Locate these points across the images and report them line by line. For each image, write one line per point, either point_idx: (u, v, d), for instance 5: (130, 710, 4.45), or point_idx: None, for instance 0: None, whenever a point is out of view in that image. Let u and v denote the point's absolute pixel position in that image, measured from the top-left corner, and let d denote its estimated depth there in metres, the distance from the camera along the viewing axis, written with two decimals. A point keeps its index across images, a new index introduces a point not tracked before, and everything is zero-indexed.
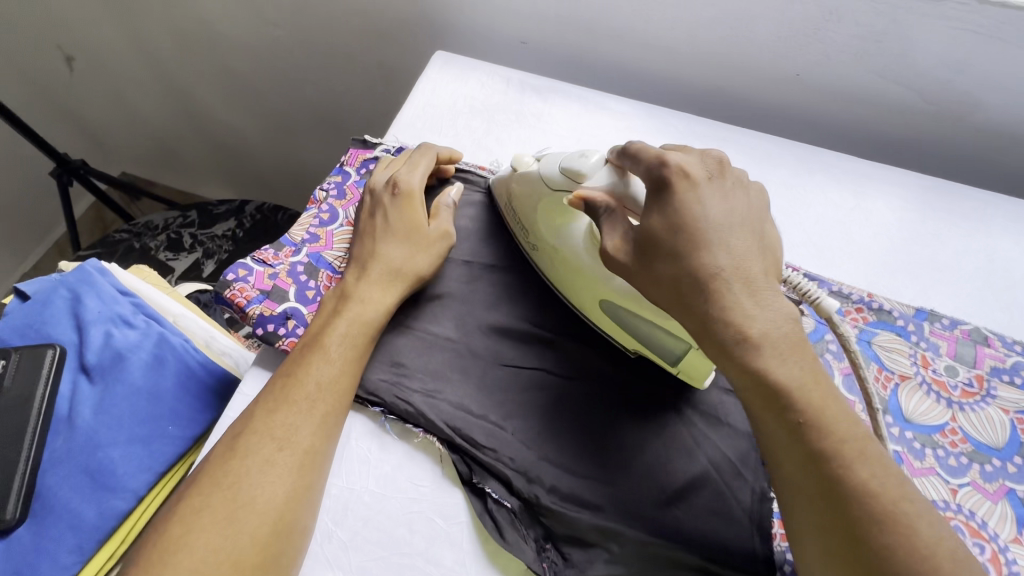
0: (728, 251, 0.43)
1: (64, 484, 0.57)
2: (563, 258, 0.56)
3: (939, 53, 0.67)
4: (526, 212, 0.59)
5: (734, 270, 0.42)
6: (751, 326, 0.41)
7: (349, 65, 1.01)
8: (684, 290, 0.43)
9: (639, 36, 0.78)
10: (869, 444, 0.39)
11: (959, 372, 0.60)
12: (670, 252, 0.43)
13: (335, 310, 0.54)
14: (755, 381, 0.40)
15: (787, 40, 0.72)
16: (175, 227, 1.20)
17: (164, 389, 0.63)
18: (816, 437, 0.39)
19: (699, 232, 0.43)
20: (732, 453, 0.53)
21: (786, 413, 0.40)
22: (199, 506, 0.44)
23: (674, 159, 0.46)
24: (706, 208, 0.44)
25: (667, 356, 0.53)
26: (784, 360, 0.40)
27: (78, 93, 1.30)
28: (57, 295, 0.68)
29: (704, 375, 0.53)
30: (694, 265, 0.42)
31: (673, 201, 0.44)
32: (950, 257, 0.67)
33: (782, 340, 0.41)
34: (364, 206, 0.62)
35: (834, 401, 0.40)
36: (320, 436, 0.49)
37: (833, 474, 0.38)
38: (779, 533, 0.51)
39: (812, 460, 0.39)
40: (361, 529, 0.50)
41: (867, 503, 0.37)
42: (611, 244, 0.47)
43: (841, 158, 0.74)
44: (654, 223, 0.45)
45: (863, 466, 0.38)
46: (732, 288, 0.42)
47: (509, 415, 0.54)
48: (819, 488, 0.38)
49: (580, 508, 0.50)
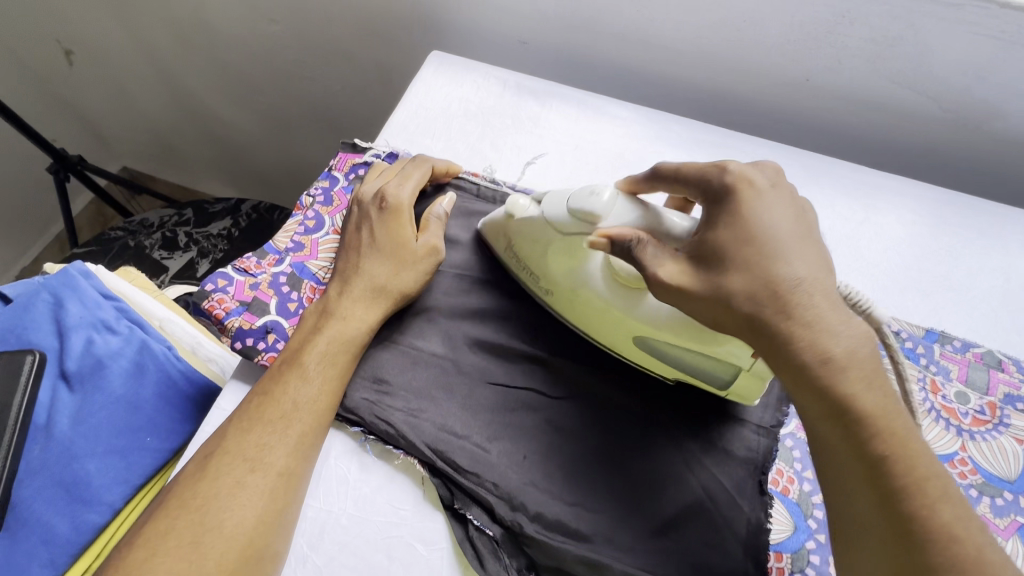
0: (804, 262, 0.41)
1: (38, 497, 0.56)
2: (584, 300, 0.52)
3: (958, 60, 0.64)
4: (533, 253, 0.55)
5: (812, 281, 0.40)
6: (835, 345, 0.38)
7: (346, 63, 0.99)
8: (761, 306, 0.40)
9: (642, 37, 0.75)
10: (950, 486, 0.37)
11: (970, 399, 0.57)
12: (742, 265, 0.41)
13: (315, 326, 0.52)
14: (831, 407, 0.38)
15: (797, 43, 0.68)
16: (170, 225, 1.19)
17: (143, 398, 0.62)
18: (900, 472, 0.36)
19: (772, 241, 0.41)
20: (727, 481, 0.50)
21: (864, 443, 0.37)
22: (165, 529, 0.42)
23: (735, 166, 0.45)
24: (773, 217, 0.42)
25: (715, 381, 0.51)
26: (871, 386, 0.38)
27: (76, 88, 1.28)
28: (39, 299, 0.66)
29: (753, 396, 0.51)
30: (771, 277, 0.40)
31: (742, 207, 0.42)
32: (965, 276, 0.64)
33: (867, 362, 0.38)
34: (351, 217, 0.60)
35: (916, 436, 0.38)
36: (295, 457, 0.47)
37: (913, 515, 0.35)
38: (775, 567, 0.49)
39: (889, 499, 0.36)
40: (338, 554, 0.48)
41: (949, 549, 0.34)
42: (664, 271, 0.43)
43: (851, 168, 0.71)
44: (722, 235, 0.42)
45: (948, 509, 0.35)
46: (814, 301, 0.39)
47: (494, 436, 0.52)
48: (895, 529, 0.36)
49: (565, 538, 0.48)
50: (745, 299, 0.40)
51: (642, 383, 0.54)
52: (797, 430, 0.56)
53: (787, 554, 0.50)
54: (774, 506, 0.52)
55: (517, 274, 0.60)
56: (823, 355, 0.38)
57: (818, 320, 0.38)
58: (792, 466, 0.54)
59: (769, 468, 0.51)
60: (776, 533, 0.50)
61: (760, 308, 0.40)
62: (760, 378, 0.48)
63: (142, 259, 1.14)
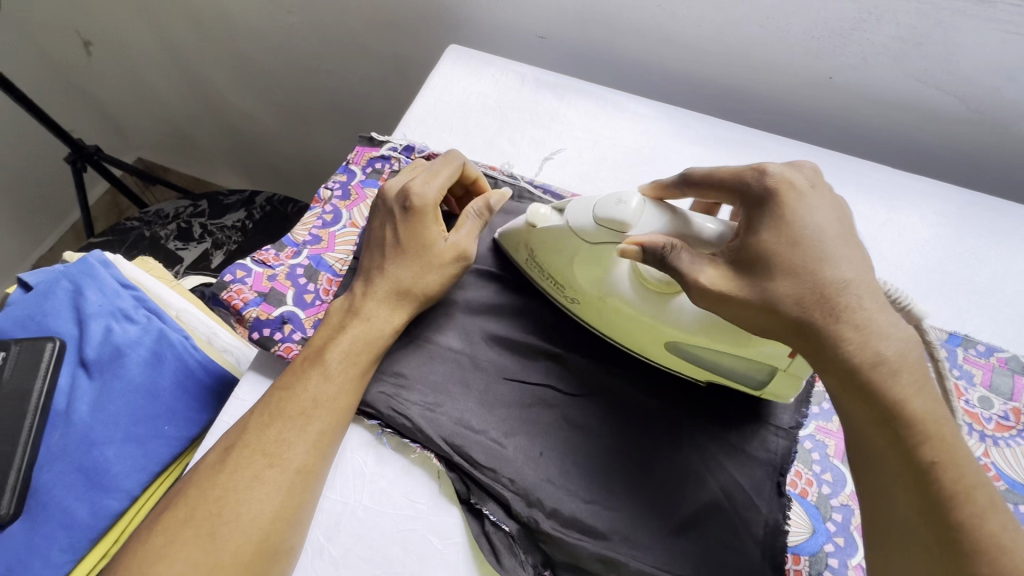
0: (850, 263, 0.40)
1: (59, 482, 0.57)
2: (611, 306, 0.51)
3: (986, 59, 0.63)
4: (557, 262, 0.54)
5: (861, 282, 0.40)
6: (886, 346, 0.38)
7: (363, 56, 0.99)
8: (808, 311, 0.39)
9: (662, 31, 0.74)
10: (996, 495, 0.37)
11: (994, 404, 0.56)
12: (788, 269, 0.40)
13: (339, 325, 0.52)
14: (881, 411, 0.38)
15: (821, 41, 0.67)
16: (186, 216, 1.20)
17: (161, 387, 0.62)
18: (950, 482, 0.37)
19: (816, 244, 0.40)
20: (745, 482, 0.50)
21: (911, 449, 0.37)
22: (184, 518, 0.43)
23: (775, 169, 0.43)
24: (817, 218, 0.41)
25: (751, 381, 0.50)
26: (921, 389, 0.38)
27: (94, 79, 1.29)
28: (59, 287, 0.67)
29: (789, 397, 0.50)
30: (819, 281, 0.39)
31: (786, 211, 0.41)
32: (989, 279, 0.63)
33: (918, 365, 0.38)
34: (376, 212, 0.58)
35: (961, 443, 0.38)
36: (314, 454, 0.47)
37: (960, 522, 0.36)
38: (792, 569, 0.49)
39: (934, 506, 0.37)
40: (354, 546, 0.48)
41: (995, 559, 0.35)
42: (707, 277, 0.42)
43: (872, 168, 0.70)
44: (766, 239, 0.41)
45: (995, 518, 0.36)
46: (862, 302, 0.39)
47: (510, 432, 0.52)
48: (939, 536, 0.36)
49: (582, 535, 0.48)
50: (793, 304, 0.39)
51: (658, 381, 0.54)
52: (815, 432, 0.55)
53: (805, 556, 0.49)
54: (792, 508, 0.51)
55: None
56: (873, 358, 0.38)
57: (867, 323, 0.38)
58: (811, 468, 0.53)
59: (788, 470, 0.51)
60: (794, 535, 0.50)
61: (807, 310, 0.39)
62: (795, 378, 0.47)
63: (158, 249, 1.15)
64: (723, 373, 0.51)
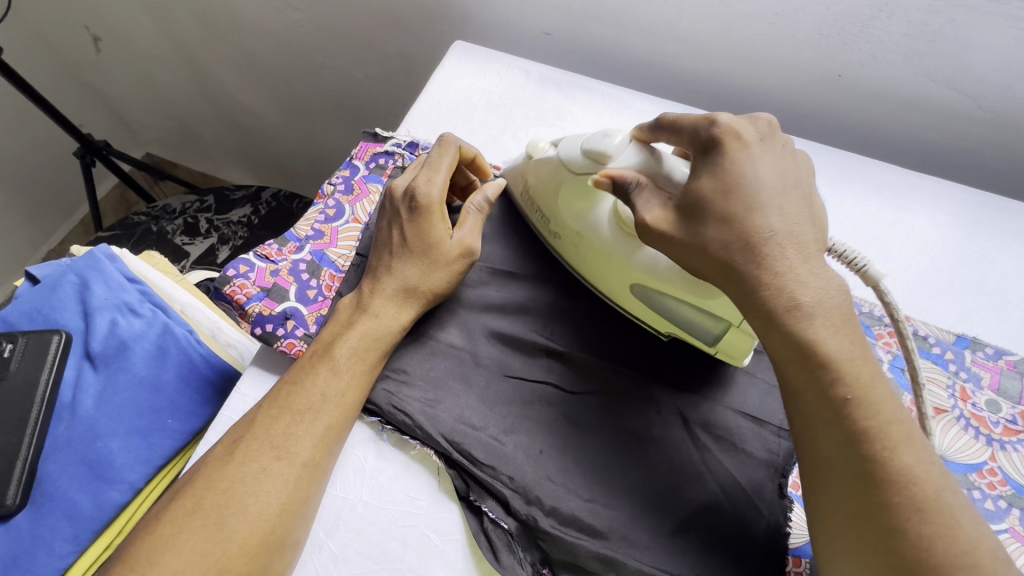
0: (782, 215, 0.41)
1: (63, 473, 0.57)
2: (588, 244, 0.54)
3: (998, 57, 0.62)
4: (545, 200, 0.57)
5: (788, 233, 0.41)
6: (802, 293, 0.39)
7: (369, 52, 0.99)
8: (733, 254, 0.41)
9: (669, 29, 0.73)
10: (914, 430, 0.37)
11: (1002, 408, 0.55)
12: (719, 217, 0.42)
13: (348, 322, 0.52)
14: (795, 351, 0.38)
15: (830, 38, 0.67)
16: (192, 211, 1.20)
17: (165, 381, 0.62)
18: (861, 415, 0.36)
19: (751, 193, 0.42)
20: (746, 482, 0.49)
21: (826, 386, 0.37)
22: (191, 509, 0.43)
23: (725, 119, 0.45)
24: (757, 168, 0.43)
25: (704, 337, 0.52)
26: (836, 332, 0.38)
27: (104, 74, 1.30)
28: (67, 280, 0.67)
29: (742, 357, 0.51)
30: (744, 229, 0.41)
31: (726, 159, 0.43)
32: (998, 281, 0.62)
33: (835, 311, 0.39)
34: (383, 213, 0.58)
35: (883, 381, 0.38)
36: (321, 448, 0.47)
37: (870, 455, 0.36)
38: (793, 571, 0.48)
39: (851, 441, 0.36)
40: (353, 541, 0.48)
41: (906, 490, 0.34)
42: (650, 216, 0.45)
43: (882, 169, 0.69)
44: (703, 187, 0.43)
45: (908, 451, 0.35)
46: (786, 252, 0.40)
47: (511, 429, 0.52)
48: (855, 470, 0.36)
49: (581, 534, 0.48)
50: (718, 248, 0.41)
51: (661, 379, 0.54)
52: None
53: (806, 559, 0.48)
54: (794, 510, 0.51)
55: (546, 267, 0.60)
56: (792, 301, 0.39)
57: (787, 270, 0.40)
58: None
59: (789, 471, 0.50)
60: (795, 537, 0.49)
61: (731, 255, 0.41)
62: (744, 334, 0.49)
63: (164, 244, 1.16)
64: (680, 328, 0.53)
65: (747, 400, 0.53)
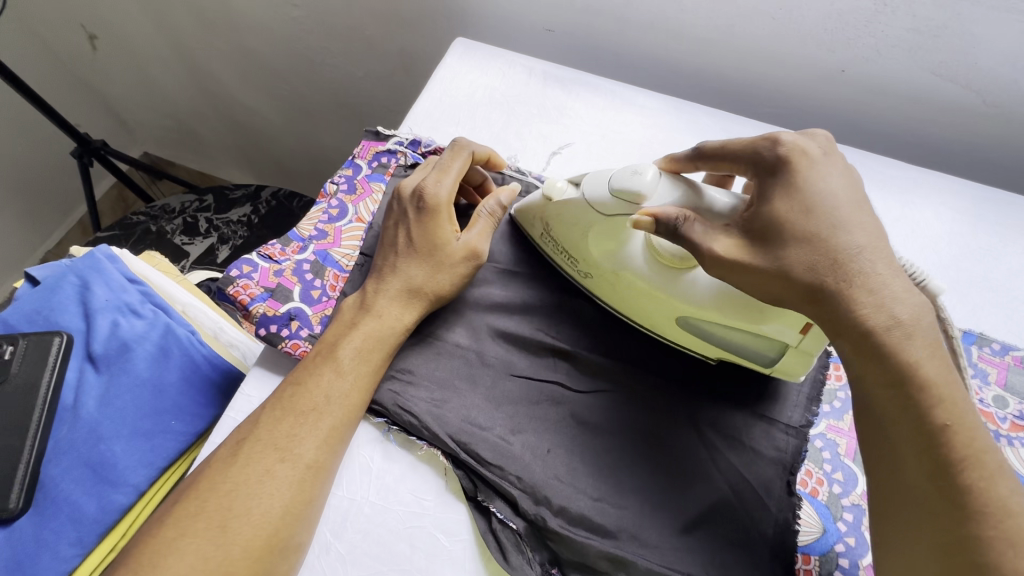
0: (862, 230, 0.42)
1: (66, 477, 0.57)
2: (625, 282, 0.53)
3: (1004, 51, 0.62)
4: (571, 238, 0.55)
5: (872, 247, 0.41)
6: (900, 311, 0.39)
7: (369, 50, 0.98)
8: (823, 276, 0.40)
9: (672, 24, 0.73)
10: (1005, 464, 0.37)
11: (1009, 404, 0.55)
12: (801, 236, 0.41)
13: (352, 322, 0.52)
14: (893, 372, 0.38)
15: (834, 33, 0.66)
16: (191, 210, 1.20)
17: (168, 382, 0.62)
18: (957, 445, 0.36)
19: (831, 210, 0.42)
20: (754, 480, 0.49)
21: (922, 410, 0.37)
22: (194, 511, 0.43)
23: (788, 138, 0.46)
24: (829, 184, 0.43)
25: (760, 358, 0.51)
26: (933, 353, 0.38)
27: (101, 73, 1.29)
28: (66, 281, 0.66)
29: (798, 374, 0.51)
30: (831, 247, 0.41)
31: (797, 177, 0.44)
32: (1004, 276, 0.62)
33: (930, 329, 0.39)
34: (390, 213, 0.57)
35: (973, 411, 0.38)
36: (325, 449, 0.47)
37: (966, 486, 0.36)
38: (802, 569, 0.48)
39: (944, 470, 0.36)
40: (360, 542, 0.48)
41: (999, 523, 0.34)
42: (718, 246, 0.43)
43: (887, 164, 0.69)
44: (781, 207, 0.43)
45: (1003, 485, 0.36)
46: (875, 267, 0.40)
47: (518, 429, 0.51)
48: (949, 498, 0.36)
49: (589, 534, 0.47)
50: (805, 270, 0.41)
51: (663, 376, 0.54)
52: (826, 431, 0.55)
53: (815, 556, 0.48)
54: (803, 507, 0.50)
55: (551, 269, 0.60)
56: None
57: (882, 288, 0.39)
58: (821, 467, 0.53)
59: (797, 469, 0.50)
60: (804, 534, 0.49)
61: (821, 277, 0.40)
62: (807, 353, 0.49)
63: (164, 244, 1.15)
64: (731, 350, 0.52)
65: (757, 400, 0.53)
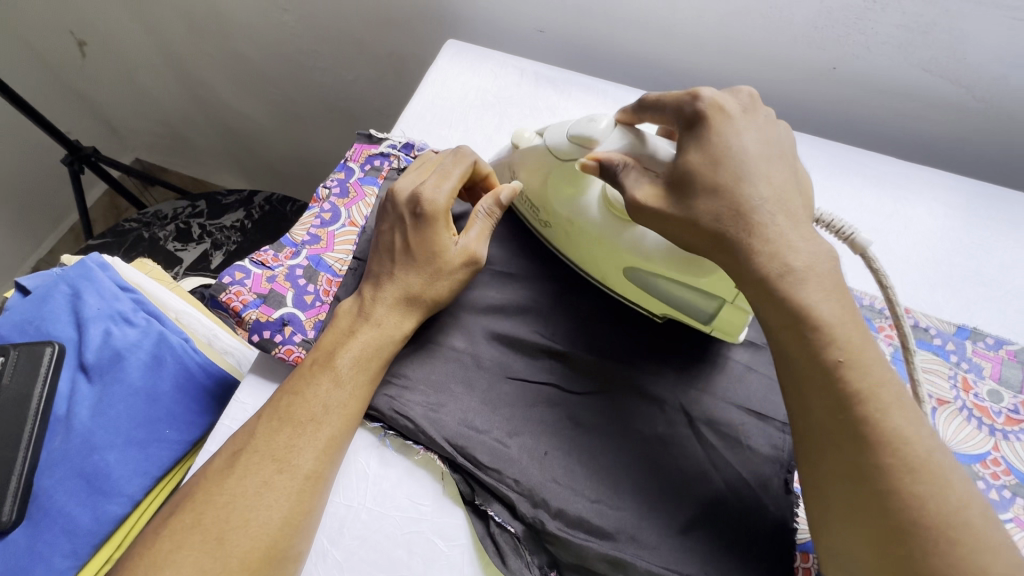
0: (769, 183, 0.43)
1: (60, 487, 0.56)
2: (578, 229, 0.54)
3: (993, 47, 0.62)
4: (535, 187, 0.57)
5: (776, 201, 0.42)
6: (794, 259, 0.40)
7: (360, 53, 0.98)
8: (726, 226, 0.42)
9: (663, 23, 0.73)
10: (905, 393, 0.37)
11: (1004, 398, 0.55)
12: (710, 187, 0.43)
13: (349, 330, 0.52)
14: (787, 317, 0.39)
15: (825, 31, 0.66)
16: (184, 216, 1.19)
17: (162, 391, 0.61)
18: (854, 378, 0.37)
19: (740, 162, 0.43)
20: (752, 479, 0.49)
21: (819, 350, 0.38)
22: (191, 524, 0.43)
23: (707, 93, 0.46)
24: (741, 138, 0.44)
25: (698, 314, 0.53)
26: (828, 297, 0.39)
27: (91, 79, 1.28)
28: (57, 291, 0.66)
29: (737, 333, 0.52)
30: (735, 197, 0.42)
31: (711, 132, 0.45)
32: (996, 271, 0.62)
33: (826, 277, 0.40)
34: (386, 217, 0.56)
35: (870, 344, 0.38)
36: (323, 460, 0.47)
37: (863, 419, 0.36)
38: (800, 566, 0.47)
39: (843, 405, 0.37)
40: (358, 549, 0.48)
41: (895, 452, 0.35)
42: (640, 194, 0.45)
43: (879, 161, 0.69)
44: (692, 159, 0.44)
45: (898, 414, 0.36)
46: (776, 220, 0.41)
47: (515, 431, 0.51)
48: (848, 433, 0.36)
49: (588, 536, 0.47)
50: (710, 219, 0.42)
51: (660, 377, 0.54)
52: None
53: (814, 553, 0.48)
54: (801, 505, 0.50)
55: (546, 272, 0.60)
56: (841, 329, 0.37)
57: (779, 237, 0.40)
58: None
59: (795, 467, 0.50)
60: (803, 532, 0.49)
61: (725, 227, 0.42)
62: (742, 310, 0.50)
63: (157, 251, 1.14)
64: (673, 307, 0.53)
65: (750, 396, 0.53)
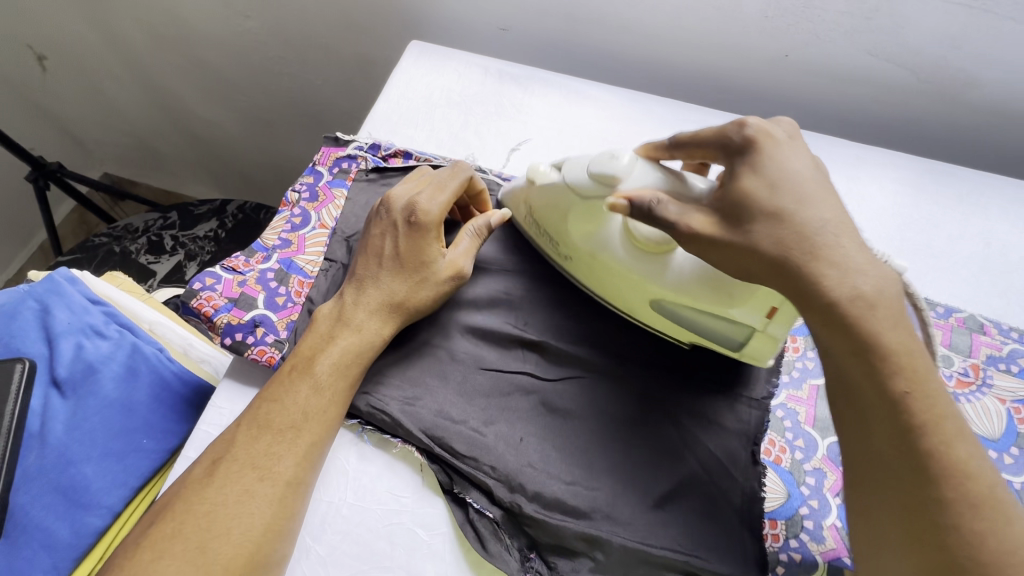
0: (828, 206, 0.43)
1: (36, 503, 0.56)
2: (602, 264, 0.53)
3: (931, 30, 0.65)
4: (554, 222, 0.55)
5: (837, 221, 0.42)
6: (863, 282, 0.39)
7: (326, 57, 0.98)
8: (790, 251, 0.41)
9: (621, 18, 0.75)
10: (965, 426, 0.39)
11: (955, 361, 0.58)
12: (771, 212, 0.42)
13: (329, 334, 0.52)
14: (856, 345, 0.39)
15: (775, 20, 0.69)
16: (156, 229, 1.18)
17: (138, 401, 0.61)
18: (918, 410, 0.38)
19: (798, 184, 0.43)
20: (720, 452, 0.51)
21: (885, 379, 0.38)
22: (172, 534, 0.43)
23: (753, 121, 0.47)
24: (795, 163, 0.44)
25: (728, 342, 0.52)
26: (896, 326, 0.39)
27: (53, 95, 1.26)
28: (24, 307, 0.65)
29: (766, 360, 0.52)
30: (797, 222, 0.41)
31: (762, 156, 0.45)
32: (946, 243, 0.65)
33: (895, 302, 0.39)
34: (376, 220, 0.57)
35: (935, 378, 0.39)
36: (304, 465, 0.47)
37: (926, 451, 0.37)
38: (770, 534, 0.50)
39: (906, 434, 0.38)
40: (340, 543, 0.49)
41: (958, 486, 0.37)
42: (695, 223, 0.44)
43: (833, 143, 0.72)
44: (752, 183, 0.44)
45: (962, 447, 0.38)
46: (840, 241, 0.41)
47: (490, 420, 0.53)
48: (913, 465, 0.38)
49: (564, 516, 0.49)
50: (771, 243, 0.41)
51: (632, 363, 0.55)
52: (786, 401, 0.57)
53: (782, 520, 0.50)
54: (768, 474, 0.52)
55: (526, 271, 0.60)
56: None
57: (844, 260, 0.40)
58: (783, 436, 0.55)
59: (761, 439, 0.52)
60: (770, 500, 0.51)
61: (790, 253, 0.41)
62: (772, 338, 0.49)
63: (129, 264, 1.13)
64: (703, 336, 0.53)
65: (716, 374, 0.55)
